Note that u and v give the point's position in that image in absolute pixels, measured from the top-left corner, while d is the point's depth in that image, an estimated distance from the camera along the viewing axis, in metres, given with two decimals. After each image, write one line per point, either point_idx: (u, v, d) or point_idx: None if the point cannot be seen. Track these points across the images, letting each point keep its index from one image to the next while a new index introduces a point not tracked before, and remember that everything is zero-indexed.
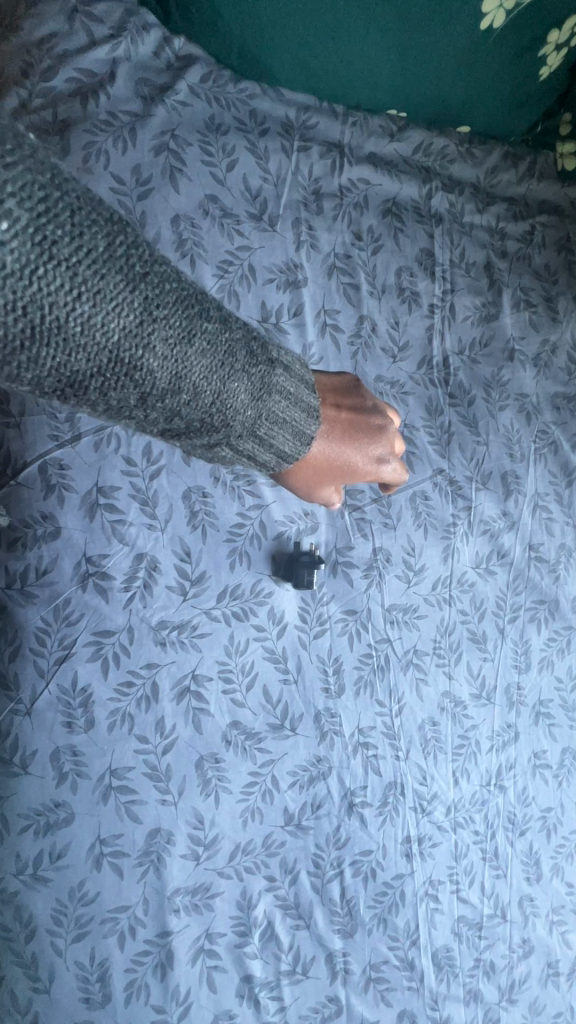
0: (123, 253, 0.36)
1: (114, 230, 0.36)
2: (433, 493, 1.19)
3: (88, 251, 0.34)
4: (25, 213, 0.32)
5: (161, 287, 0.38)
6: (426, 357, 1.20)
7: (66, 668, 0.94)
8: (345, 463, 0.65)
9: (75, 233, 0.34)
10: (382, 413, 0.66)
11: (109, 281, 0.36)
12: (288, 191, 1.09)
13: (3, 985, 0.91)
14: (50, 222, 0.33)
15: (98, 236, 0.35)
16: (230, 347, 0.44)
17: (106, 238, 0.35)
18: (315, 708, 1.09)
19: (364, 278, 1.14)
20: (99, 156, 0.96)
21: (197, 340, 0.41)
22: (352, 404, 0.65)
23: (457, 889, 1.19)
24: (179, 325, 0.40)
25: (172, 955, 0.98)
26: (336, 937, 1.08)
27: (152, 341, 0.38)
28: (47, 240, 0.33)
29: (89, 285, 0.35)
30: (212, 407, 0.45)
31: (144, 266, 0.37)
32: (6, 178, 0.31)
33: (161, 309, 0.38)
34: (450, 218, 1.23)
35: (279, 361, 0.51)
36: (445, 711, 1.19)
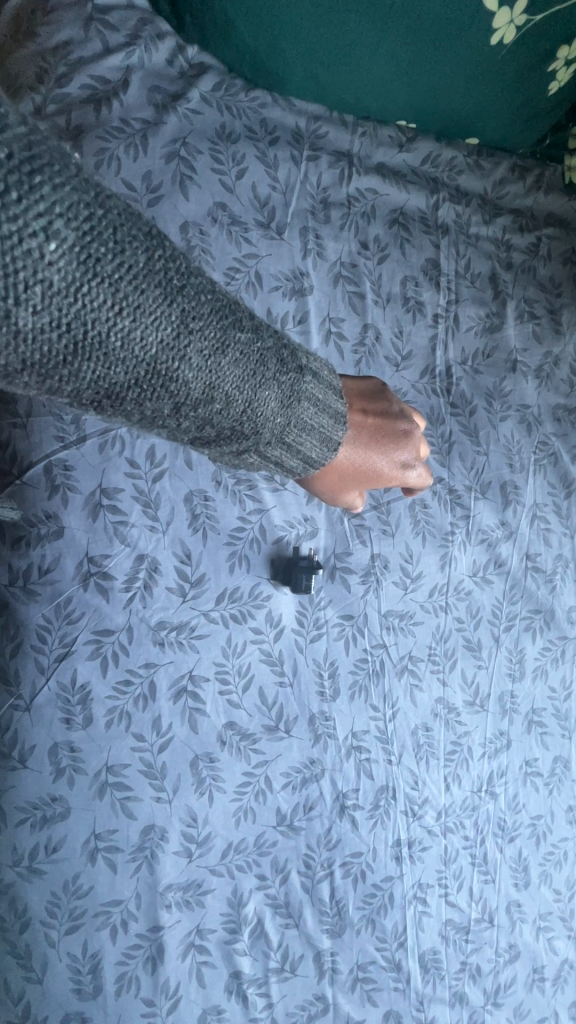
0: (161, 267, 0.37)
1: (153, 245, 0.37)
2: (432, 501, 1.21)
3: (129, 266, 0.36)
4: (71, 232, 0.33)
5: (197, 299, 0.40)
6: (429, 366, 1.21)
7: (65, 665, 0.95)
8: (370, 467, 0.66)
9: (118, 250, 0.35)
10: (406, 415, 0.67)
11: (147, 295, 0.37)
12: (297, 199, 1.10)
13: None
14: (94, 240, 0.34)
15: (138, 251, 0.36)
16: (260, 355, 0.46)
17: (146, 252, 0.36)
18: (309, 711, 1.10)
19: (369, 287, 1.16)
20: (110, 162, 0.97)
21: (231, 350, 0.43)
22: (379, 407, 0.67)
23: (446, 892, 1.20)
24: (213, 336, 0.41)
25: (162, 949, 1.00)
26: (325, 936, 1.10)
27: (188, 353, 0.40)
28: (92, 258, 0.34)
29: (129, 300, 0.36)
30: (243, 414, 0.47)
31: (181, 279, 0.39)
32: (55, 199, 0.32)
33: (197, 321, 0.40)
34: (456, 230, 1.24)
35: (309, 368, 0.52)
36: (438, 717, 1.20)
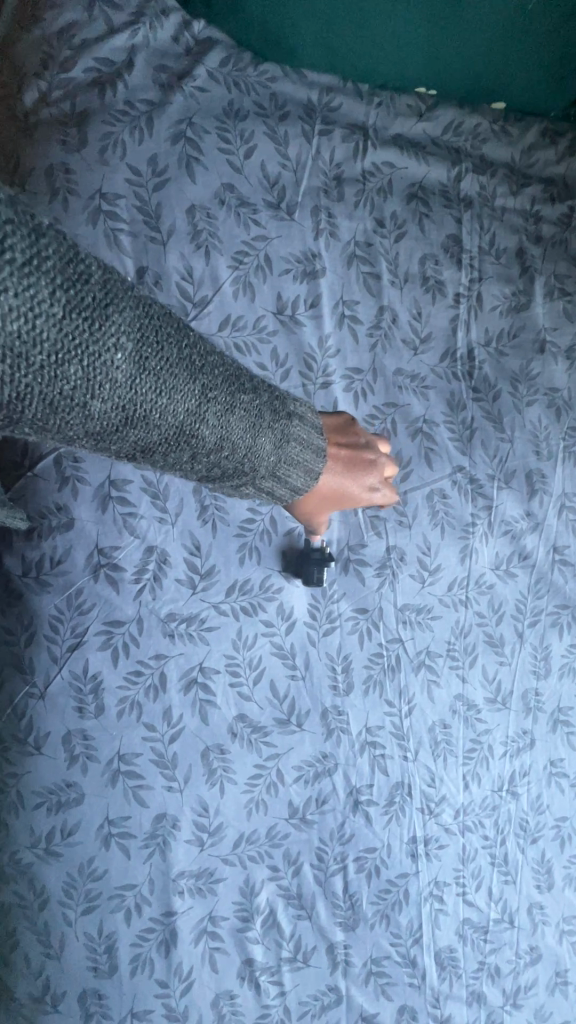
0: (189, 352, 0.45)
1: (183, 336, 0.45)
2: (451, 491, 1.15)
3: (171, 359, 0.44)
4: (130, 340, 0.41)
5: (213, 373, 0.48)
6: (449, 349, 1.15)
7: (77, 654, 0.97)
8: (343, 492, 0.74)
9: (160, 346, 0.43)
10: (373, 446, 0.76)
11: (180, 378, 0.45)
12: (308, 177, 1.05)
13: (19, 947, 0.99)
14: (146, 343, 0.42)
15: (174, 344, 0.44)
16: (262, 410, 0.54)
17: (181, 345, 0.44)
18: (322, 705, 1.09)
19: (386, 267, 1.10)
20: (115, 146, 0.94)
21: (241, 412, 0.52)
22: (350, 438, 0.75)
23: (463, 891, 1.17)
24: (226, 401, 0.49)
25: (175, 933, 1.02)
26: (337, 929, 1.10)
27: (207, 418, 0.48)
28: (143, 356, 0.42)
29: (167, 385, 0.44)
30: (246, 459, 0.56)
31: (203, 360, 0.47)
32: (119, 317, 0.40)
33: (213, 392, 0.48)
34: (480, 203, 1.16)
35: (300, 412, 0.61)
36: (457, 714, 1.16)
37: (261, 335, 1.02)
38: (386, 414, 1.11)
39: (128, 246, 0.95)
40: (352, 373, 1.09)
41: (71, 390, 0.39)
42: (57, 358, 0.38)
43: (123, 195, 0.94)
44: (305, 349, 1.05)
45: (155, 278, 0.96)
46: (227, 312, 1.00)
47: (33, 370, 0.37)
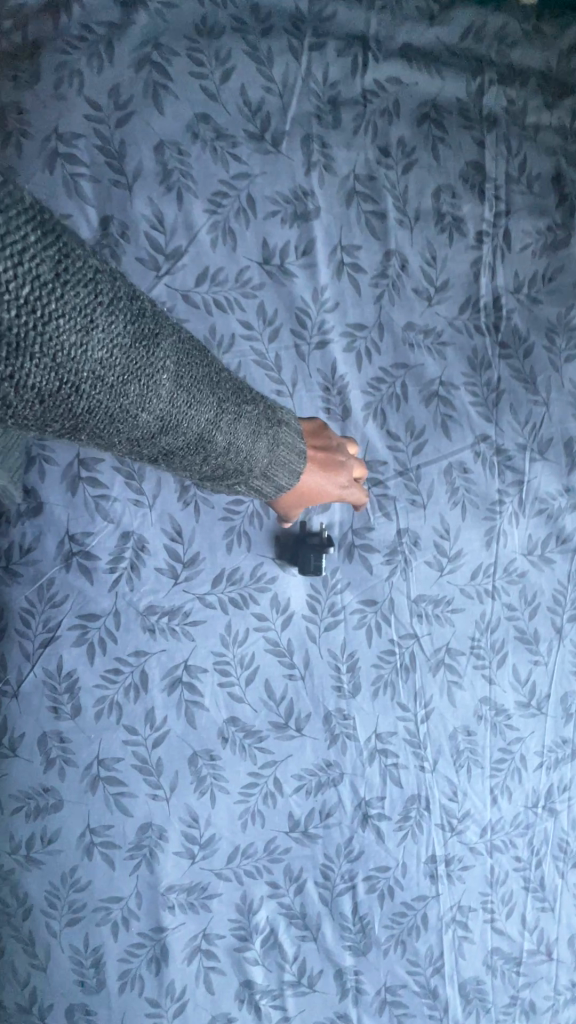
0: (213, 373, 0.50)
1: (210, 360, 0.50)
2: (474, 465, 0.99)
3: (202, 380, 0.49)
4: (172, 361, 0.45)
5: (228, 389, 0.52)
6: (471, 297, 0.98)
7: (51, 651, 0.89)
8: (323, 492, 0.74)
9: (194, 368, 0.48)
10: (346, 447, 0.78)
11: (206, 395, 0.49)
12: (298, 101, 0.90)
13: (6, 954, 0.92)
14: (182, 364, 0.46)
15: (202, 365, 0.49)
16: (265, 420, 0.58)
17: (206, 368, 0.49)
18: (324, 708, 0.97)
19: (392, 203, 0.94)
20: (71, 77, 0.83)
21: (252, 424, 0.56)
22: (325, 441, 0.76)
23: (492, 918, 1.03)
24: (237, 414, 0.54)
25: (166, 950, 0.94)
26: (347, 953, 0.99)
27: (222, 428, 0.52)
28: (181, 376, 0.46)
29: (196, 399, 0.48)
30: (255, 466, 0.60)
31: (223, 379, 0.52)
32: (165, 342, 0.45)
33: (230, 406, 0.53)
34: (507, 121, 0.98)
35: (295, 424, 0.65)
36: (483, 720, 1.02)
37: (246, 290, 0.90)
38: (395, 377, 0.96)
39: (89, 192, 0.84)
40: (353, 329, 0.94)
41: (130, 406, 0.44)
42: (127, 381, 0.43)
43: (82, 134, 0.83)
44: (298, 303, 0.92)
45: (122, 228, 0.85)
46: (205, 265, 0.88)
47: (106, 389, 0.42)
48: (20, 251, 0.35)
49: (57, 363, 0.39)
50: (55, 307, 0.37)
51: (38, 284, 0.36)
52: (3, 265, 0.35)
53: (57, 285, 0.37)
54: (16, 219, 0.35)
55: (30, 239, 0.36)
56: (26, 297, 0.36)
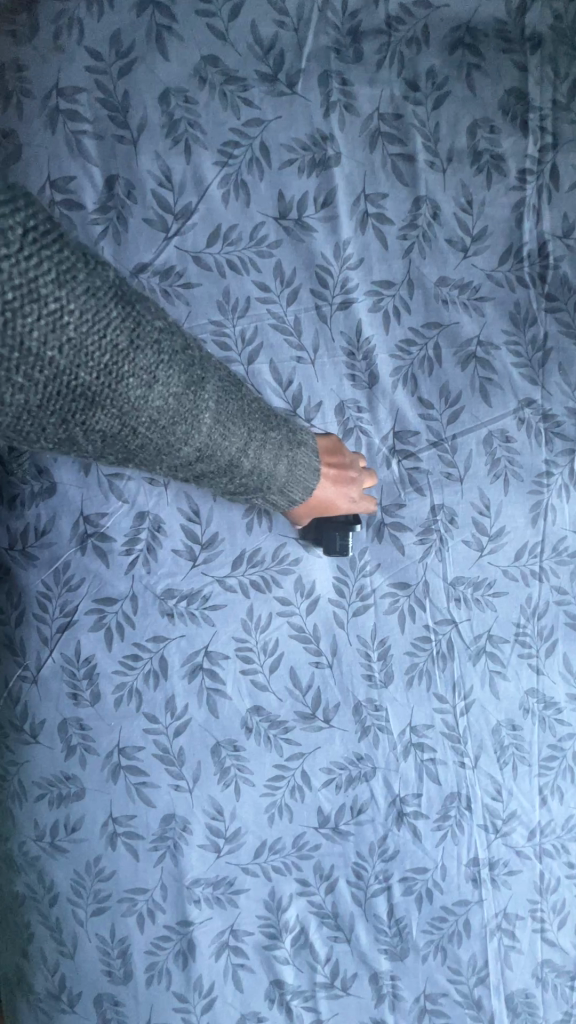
0: (247, 405, 0.54)
1: (242, 393, 0.53)
2: (517, 433, 0.89)
3: (239, 414, 0.52)
4: (213, 400, 0.49)
5: (259, 418, 0.56)
6: (513, 245, 0.87)
7: (68, 636, 0.86)
8: (333, 506, 0.76)
9: (232, 403, 0.51)
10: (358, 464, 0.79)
11: (240, 426, 0.53)
12: (314, 34, 0.82)
13: (34, 941, 0.91)
14: (223, 403, 0.50)
15: (239, 400, 0.52)
16: (289, 445, 0.61)
17: (243, 403, 0.53)
18: (354, 698, 0.90)
19: (422, 143, 0.85)
20: (71, 28, 0.79)
21: (280, 449, 0.60)
22: (339, 458, 0.76)
23: (542, 928, 0.95)
24: (267, 440, 0.57)
25: (193, 945, 0.91)
26: (382, 957, 0.93)
27: (251, 454, 0.56)
28: (222, 413, 0.50)
29: (232, 431, 0.52)
30: (280, 485, 0.63)
31: (254, 409, 0.55)
32: (208, 384, 0.48)
33: (260, 434, 0.56)
34: (554, 40, 0.85)
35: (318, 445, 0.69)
36: (530, 714, 0.93)
37: (261, 249, 0.83)
38: (427, 338, 0.87)
39: (93, 151, 0.80)
40: (380, 287, 0.86)
41: (177, 445, 0.48)
42: (178, 424, 0.47)
43: (84, 87, 0.79)
44: (318, 260, 0.84)
45: (128, 188, 0.81)
46: (217, 223, 0.82)
47: (159, 433, 0.46)
48: (103, 326, 0.41)
49: (121, 414, 0.44)
50: (125, 366, 0.42)
51: (116, 351, 0.42)
52: (89, 337, 0.40)
53: (131, 350, 0.42)
54: (101, 299, 0.40)
55: (111, 312, 0.41)
56: (103, 361, 0.41)
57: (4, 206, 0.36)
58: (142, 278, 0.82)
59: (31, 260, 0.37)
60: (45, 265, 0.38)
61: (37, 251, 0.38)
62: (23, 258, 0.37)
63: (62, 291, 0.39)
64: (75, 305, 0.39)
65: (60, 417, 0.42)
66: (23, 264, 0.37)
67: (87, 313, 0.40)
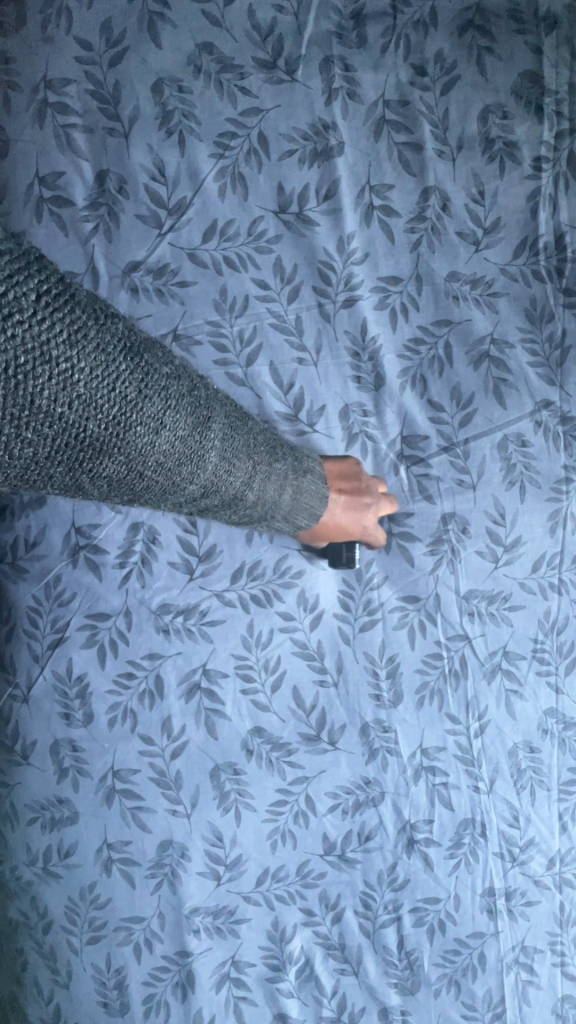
0: (253, 437, 0.50)
1: (249, 425, 0.50)
2: (534, 437, 0.84)
3: (245, 447, 0.49)
4: (221, 438, 0.46)
5: (265, 448, 0.53)
6: (528, 236, 0.82)
7: (60, 653, 0.82)
8: (343, 529, 0.75)
9: (239, 438, 0.48)
10: (372, 487, 0.78)
11: (246, 460, 0.50)
12: (314, 18, 0.77)
13: (28, 969, 0.88)
14: (230, 439, 0.47)
15: (245, 434, 0.49)
16: (296, 475, 0.58)
17: (249, 435, 0.50)
18: (361, 719, 0.85)
19: (429, 131, 0.80)
20: (60, 17, 0.75)
21: (287, 479, 0.57)
22: (352, 481, 0.75)
23: (563, 963, 0.89)
24: (272, 471, 0.54)
25: (192, 977, 0.87)
26: (392, 992, 0.88)
27: (257, 486, 0.53)
28: (229, 450, 0.47)
29: (239, 466, 0.49)
30: (287, 515, 0.61)
31: (260, 439, 0.52)
32: (215, 423, 0.45)
33: (265, 465, 0.53)
34: (571, 18, 0.80)
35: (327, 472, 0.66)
36: (549, 736, 0.87)
37: (260, 245, 0.79)
38: (436, 337, 0.82)
39: (84, 145, 0.76)
40: (386, 284, 0.81)
41: (183, 485, 0.45)
42: (184, 465, 0.43)
43: (73, 79, 0.75)
44: (320, 256, 0.80)
45: (119, 183, 0.77)
46: (213, 219, 0.78)
47: (165, 477, 0.43)
48: (113, 379, 0.36)
49: (128, 463, 0.40)
50: (133, 416, 0.38)
51: (125, 404, 0.37)
52: (98, 392, 0.36)
53: (140, 402, 0.38)
54: (111, 350, 0.36)
55: (121, 365, 0.37)
56: (112, 415, 0.37)
57: (15, 267, 0.31)
58: (135, 278, 0.78)
59: (43, 321, 0.32)
60: (55, 325, 0.33)
61: (47, 311, 0.32)
62: (33, 320, 0.32)
63: (73, 351, 0.34)
64: (85, 362, 0.34)
65: (62, 472, 0.38)
66: (35, 327, 0.32)
67: (96, 368, 0.35)
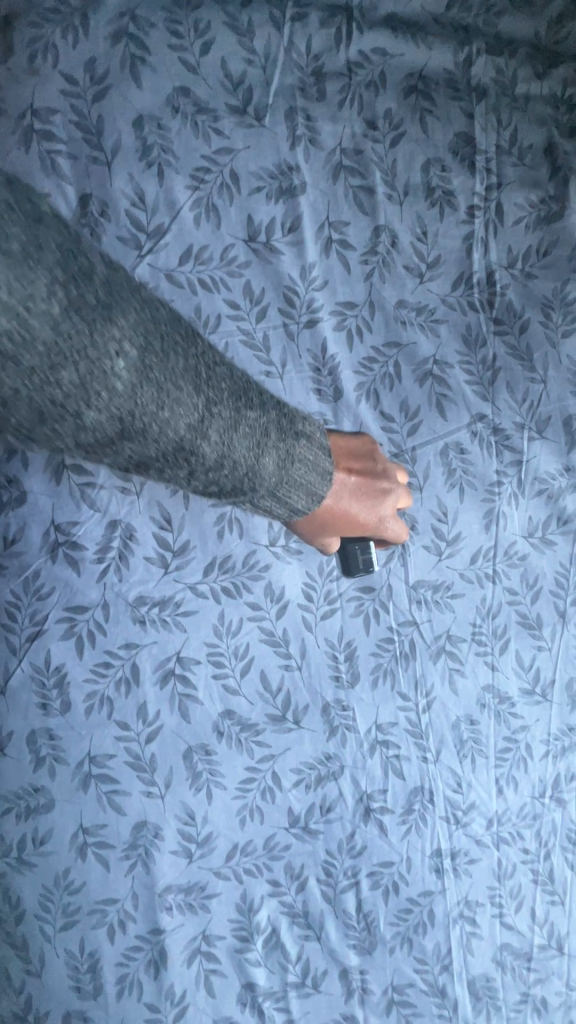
0: (196, 363, 0.39)
1: (189, 346, 0.39)
2: (471, 446, 0.96)
3: (174, 364, 0.38)
4: (135, 347, 0.35)
5: (220, 387, 0.41)
6: (464, 273, 0.95)
7: (38, 645, 0.86)
8: (347, 516, 0.61)
9: (167, 356, 0.37)
10: (390, 474, 0.67)
11: (184, 390, 0.38)
12: (280, 73, 0.87)
13: None
14: (152, 352, 0.36)
15: (180, 353, 0.38)
16: (270, 428, 0.46)
17: (184, 353, 0.39)
18: (322, 699, 0.94)
19: (380, 177, 0.92)
20: (46, 53, 0.81)
21: (252, 429, 0.45)
22: (362, 462, 0.65)
23: (501, 913, 1.00)
24: (231, 415, 0.42)
25: (165, 953, 0.91)
26: (351, 952, 0.95)
27: (209, 431, 0.41)
28: (147, 366, 0.36)
29: (171, 397, 0.38)
30: (256, 477, 0.47)
31: (209, 372, 0.41)
32: (123, 323, 0.35)
33: (219, 406, 0.41)
34: (497, 93, 0.95)
35: (300, 432, 0.50)
36: (487, 709, 0.99)
37: (231, 269, 0.87)
38: (387, 357, 0.93)
39: (67, 170, 0.82)
40: (343, 308, 0.92)
41: (80, 407, 0.34)
42: (65, 369, 0.33)
43: (58, 110, 0.82)
44: (285, 281, 0.89)
45: (101, 207, 0.83)
46: (189, 243, 0.86)
47: (41, 384, 0.32)
48: None
49: None
50: None
51: None
52: None
53: None
54: None
55: None
56: None
57: None
58: None
59: None
60: None
61: None
62: None
63: None
64: None
65: None
66: None
67: None
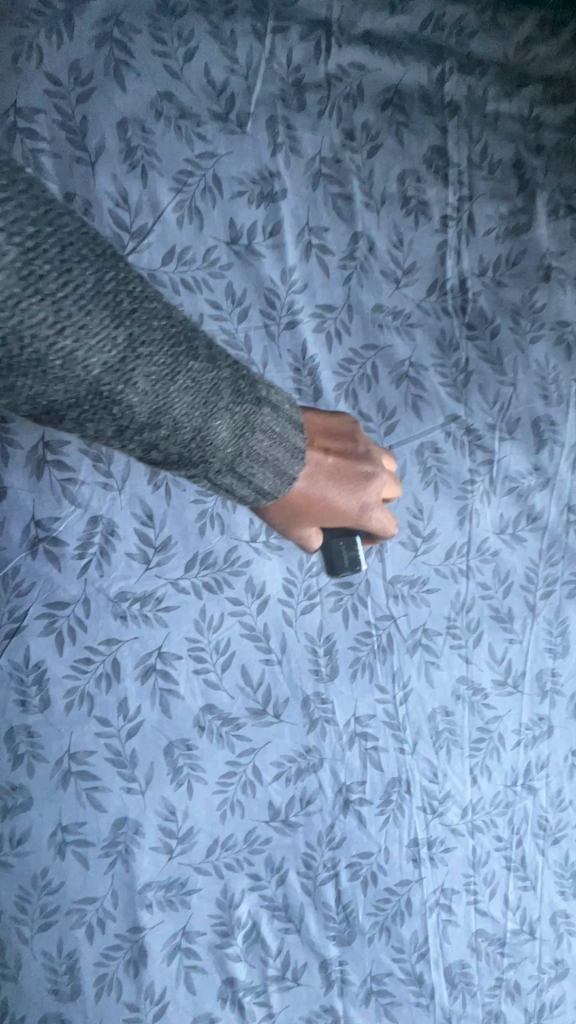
0: (112, 288, 0.35)
1: (103, 265, 0.35)
2: (445, 445, 1.00)
3: (75, 281, 0.33)
4: (14, 248, 0.30)
5: (148, 325, 0.37)
6: (438, 279, 0.99)
7: (17, 641, 0.85)
8: (326, 503, 0.63)
9: (64, 267, 0.32)
10: (372, 459, 0.67)
11: (94, 316, 0.34)
12: (262, 83, 0.90)
13: None
14: (39, 258, 0.31)
15: (87, 271, 0.34)
16: (216, 385, 0.43)
17: (92, 273, 0.34)
18: (302, 693, 0.95)
19: (358, 185, 0.95)
20: (30, 52, 0.82)
21: (189, 381, 0.41)
22: (342, 446, 0.66)
23: (475, 900, 1.03)
24: (163, 361, 0.39)
25: (145, 952, 0.90)
26: (331, 944, 0.97)
27: (135, 375, 0.37)
28: (35, 275, 0.31)
29: (74, 320, 0.33)
30: (194, 436, 0.44)
31: (132, 301, 0.36)
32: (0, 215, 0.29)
33: (146, 347, 0.37)
34: (468, 110, 0.99)
35: (257, 397, 0.48)
36: (461, 700, 1.02)
37: (214, 270, 0.89)
38: (365, 358, 0.96)
39: (51, 168, 0.83)
40: (322, 311, 0.94)
41: None
42: None
43: (42, 108, 0.82)
44: (266, 283, 0.92)
45: (84, 205, 0.84)
46: (171, 244, 0.87)
47: None
48: None
49: None
50: None
51: None
52: None
53: None
54: None
55: None
56: None
57: None
58: None
59: None
60: None
61: None
62: None
63: None
64: None
65: None
66: None
67: None
